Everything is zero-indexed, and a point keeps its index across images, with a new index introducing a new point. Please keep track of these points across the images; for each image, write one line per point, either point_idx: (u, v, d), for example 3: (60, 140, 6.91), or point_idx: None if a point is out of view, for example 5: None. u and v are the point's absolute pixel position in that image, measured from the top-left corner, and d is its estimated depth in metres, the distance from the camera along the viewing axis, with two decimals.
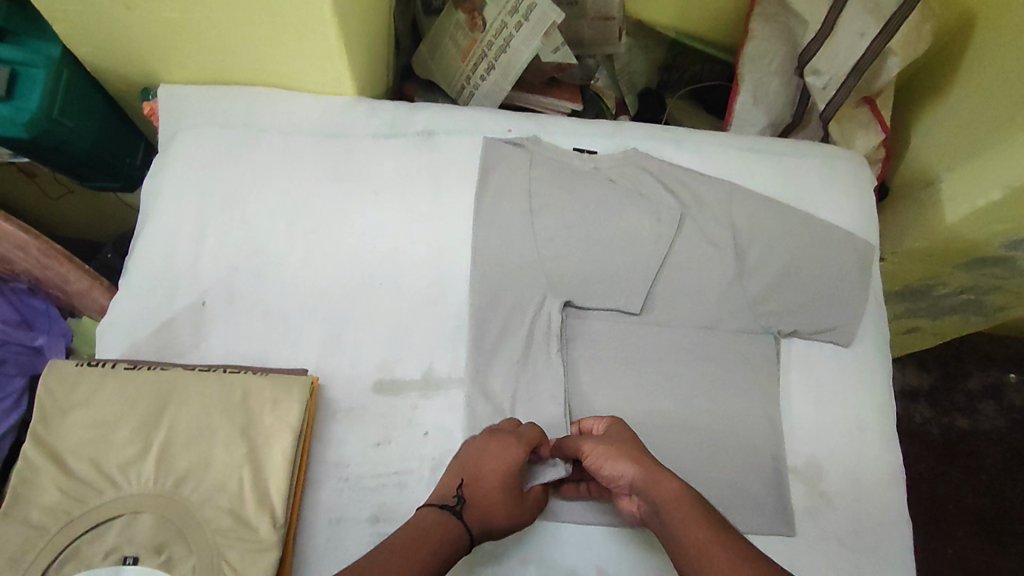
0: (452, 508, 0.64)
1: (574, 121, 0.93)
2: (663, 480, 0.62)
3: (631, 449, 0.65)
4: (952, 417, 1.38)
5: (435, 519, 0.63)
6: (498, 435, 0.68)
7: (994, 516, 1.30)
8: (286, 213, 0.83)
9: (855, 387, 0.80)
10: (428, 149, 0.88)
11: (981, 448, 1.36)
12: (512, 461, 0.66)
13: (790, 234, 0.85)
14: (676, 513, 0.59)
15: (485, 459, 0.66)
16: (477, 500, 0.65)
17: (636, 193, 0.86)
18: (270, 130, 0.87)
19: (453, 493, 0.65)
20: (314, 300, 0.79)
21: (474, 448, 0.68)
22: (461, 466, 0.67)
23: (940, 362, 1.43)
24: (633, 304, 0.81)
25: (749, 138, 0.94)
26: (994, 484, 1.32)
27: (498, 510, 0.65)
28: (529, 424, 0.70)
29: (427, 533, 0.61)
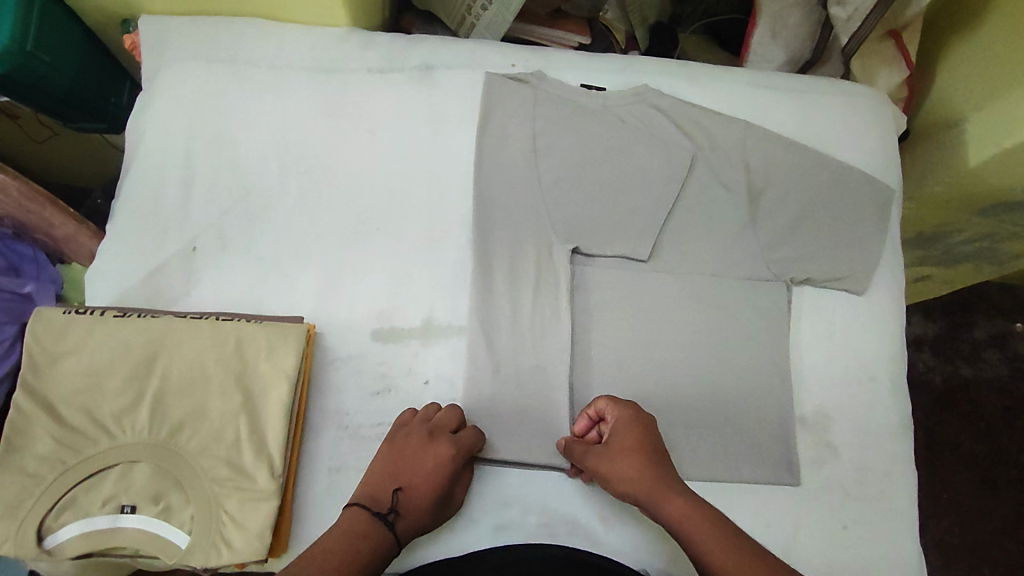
0: (384, 517, 0.62)
1: (581, 55, 0.87)
2: (670, 500, 0.59)
3: (637, 464, 0.62)
4: (955, 365, 1.37)
5: (367, 529, 0.60)
6: (438, 438, 0.65)
7: (990, 463, 1.31)
8: (277, 154, 0.79)
9: (867, 336, 0.78)
10: (427, 86, 0.83)
11: (982, 396, 1.35)
12: (446, 471, 0.65)
13: (807, 177, 0.81)
14: (688, 540, 0.56)
15: (422, 464, 0.64)
16: (409, 510, 0.63)
17: (646, 133, 0.82)
18: (259, 65, 0.82)
19: (386, 498, 0.63)
20: (308, 246, 0.75)
21: (412, 450, 0.65)
22: (395, 467, 0.65)
23: (947, 311, 1.40)
24: (640, 251, 0.77)
25: (767, 75, 0.88)
26: (993, 432, 1.32)
27: (424, 519, 0.64)
28: (468, 430, 0.67)
29: (363, 546, 0.59)
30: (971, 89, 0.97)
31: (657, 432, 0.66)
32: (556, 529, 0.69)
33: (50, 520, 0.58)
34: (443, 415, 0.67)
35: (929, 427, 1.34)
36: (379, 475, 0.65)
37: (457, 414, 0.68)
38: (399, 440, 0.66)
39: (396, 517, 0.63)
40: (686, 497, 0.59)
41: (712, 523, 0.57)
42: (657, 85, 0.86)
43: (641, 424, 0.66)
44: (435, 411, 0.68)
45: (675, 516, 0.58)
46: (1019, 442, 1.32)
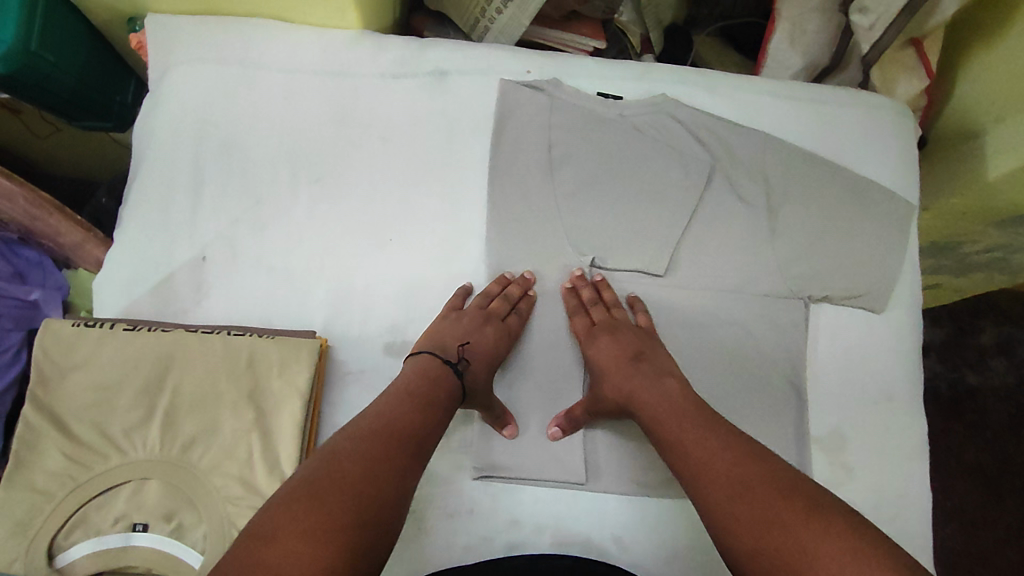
0: (455, 365, 0.65)
1: (598, 62, 0.85)
2: (644, 396, 0.64)
3: (605, 383, 0.67)
4: (962, 372, 1.36)
5: (440, 372, 0.64)
6: (494, 319, 0.70)
7: (993, 470, 1.31)
8: (288, 160, 0.77)
9: (884, 355, 0.77)
10: (441, 92, 0.81)
11: (988, 403, 1.35)
12: (502, 346, 0.70)
13: (826, 192, 0.80)
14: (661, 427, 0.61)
15: (483, 335, 0.68)
16: (476, 366, 0.67)
17: (664, 144, 0.80)
18: (269, 68, 0.80)
19: (454, 350, 0.67)
20: (320, 255, 0.74)
21: (476, 317, 0.69)
22: (461, 327, 0.69)
23: (954, 318, 1.40)
24: (657, 266, 0.77)
25: (787, 84, 0.87)
26: (997, 439, 1.32)
27: (487, 379, 0.67)
28: (516, 316, 0.72)
29: (433, 391, 0.62)
30: (992, 100, 0.96)
31: (626, 340, 0.69)
32: (570, 548, 0.69)
33: (60, 538, 0.57)
34: (497, 303, 0.71)
35: (933, 432, 1.34)
36: (445, 332, 0.68)
37: (519, 288, 0.73)
38: (457, 316, 0.70)
39: (465, 366, 0.66)
40: (655, 395, 0.64)
41: (679, 419, 0.61)
42: (674, 95, 0.84)
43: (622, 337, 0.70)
44: (500, 282, 0.73)
45: (651, 416, 0.63)
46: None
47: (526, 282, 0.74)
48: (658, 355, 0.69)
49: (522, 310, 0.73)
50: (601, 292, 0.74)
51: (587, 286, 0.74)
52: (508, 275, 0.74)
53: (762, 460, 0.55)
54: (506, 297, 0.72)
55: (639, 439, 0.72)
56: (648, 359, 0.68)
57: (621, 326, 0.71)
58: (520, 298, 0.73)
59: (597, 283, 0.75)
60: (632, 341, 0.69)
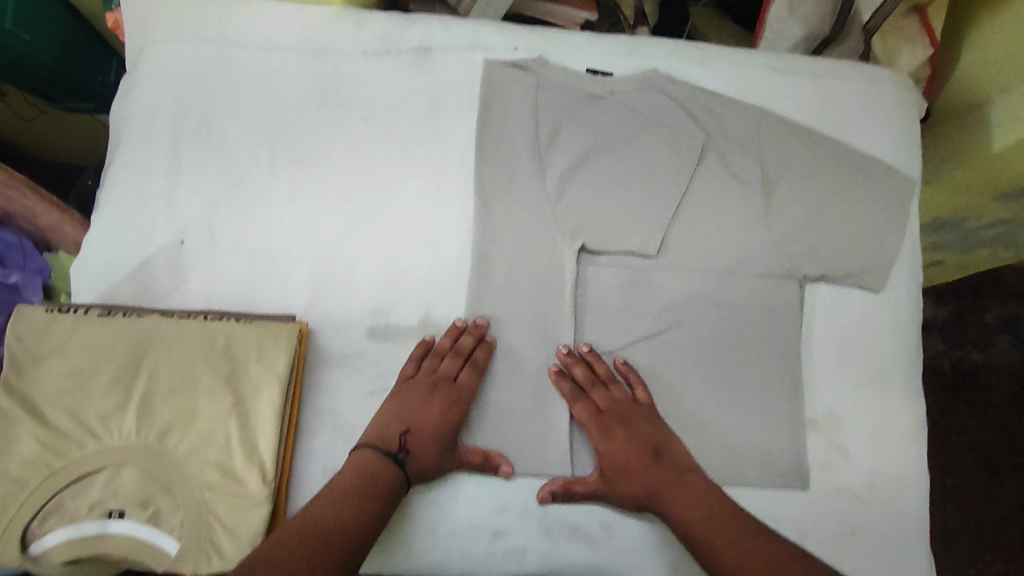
0: (394, 456, 0.63)
1: (587, 35, 0.83)
2: (679, 500, 0.63)
3: (628, 484, 0.66)
4: (965, 351, 1.34)
5: (379, 467, 0.62)
6: (442, 386, 0.67)
7: (997, 450, 1.29)
8: (268, 141, 0.76)
9: (881, 333, 0.75)
10: (424, 68, 0.79)
11: (992, 382, 1.32)
12: (453, 413, 0.67)
13: (822, 170, 0.78)
14: (699, 536, 0.60)
15: (428, 409, 0.66)
16: (420, 449, 0.64)
17: (654, 121, 0.78)
18: (249, 46, 0.78)
19: (395, 438, 0.64)
20: (302, 238, 0.73)
21: (418, 396, 0.66)
22: (405, 411, 0.65)
23: (957, 295, 1.38)
24: (647, 245, 0.75)
25: (783, 57, 0.84)
26: (1001, 418, 1.30)
27: (437, 458, 0.65)
28: (470, 368, 0.68)
29: (375, 485, 0.60)
30: (994, 69, 0.93)
31: (643, 432, 0.67)
32: (556, 535, 0.67)
33: (35, 525, 0.56)
34: (448, 361, 0.68)
35: (934, 412, 1.33)
36: (388, 417, 0.65)
37: (472, 338, 0.69)
38: (404, 389, 0.67)
39: (406, 456, 0.63)
40: (688, 504, 0.63)
41: (715, 529, 0.60)
42: (666, 68, 0.81)
43: (635, 424, 0.68)
44: (452, 333, 0.69)
45: (682, 522, 0.62)
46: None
47: (479, 330, 0.70)
48: (677, 446, 0.68)
49: (478, 359, 0.69)
50: (593, 365, 0.71)
51: (577, 364, 0.70)
52: (462, 319, 0.71)
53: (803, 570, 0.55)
54: (458, 353, 0.69)
55: None
56: (667, 453, 0.66)
57: (632, 415, 0.68)
58: (475, 347, 0.70)
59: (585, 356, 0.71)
60: (648, 434, 0.67)
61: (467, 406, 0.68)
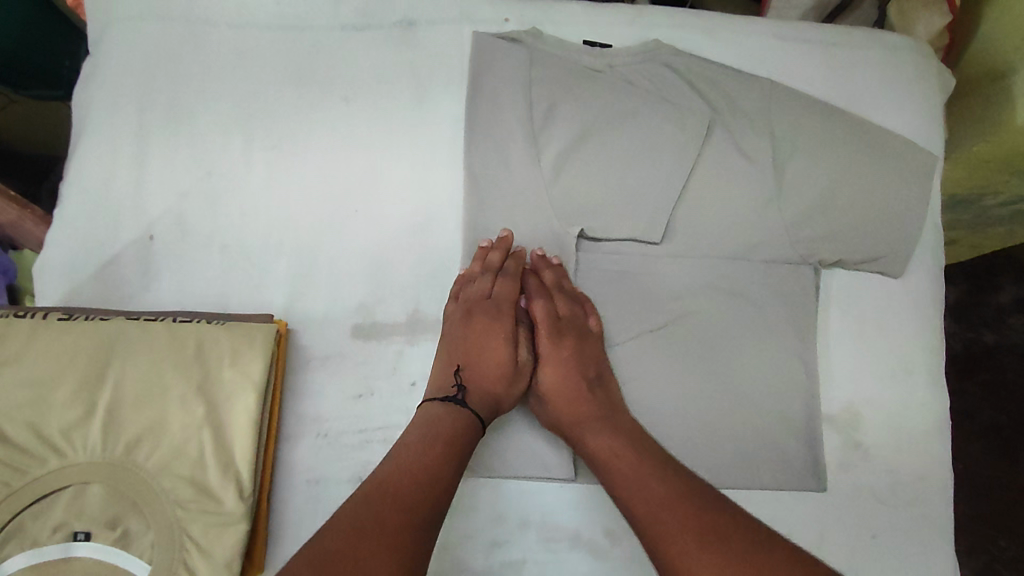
0: (455, 396, 0.60)
1: (583, 5, 0.77)
2: (601, 431, 0.60)
3: (558, 400, 0.63)
4: (978, 332, 1.30)
5: (441, 411, 0.59)
6: (479, 308, 0.65)
7: (1012, 433, 1.25)
8: (241, 126, 0.70)
9: (902, 322, 0.70)
10: (409, 44, 0.73)
11: (1007, 363, 1.28)
12: (501, 330, 0.65)
13: (837, 148, 0.72)
14: (612, 465, 0.57)
15: (474, 335, 0.64)
16: (476, 378, 0.62)
17: (657, 97, 0.73)
18: (218, 23, 0.72)
19: (451, 380, 0.62)
20: (278, 231, 0.68)
21: (460, 329, 0.64)
22: (451, 349, 0.63)
23: (969, 274, 1.33)
24: (651, 233, 0.70)
25: (794, 24, 0.78)
26: (1016, 400, 1.26)
27: (502, 382, 0.63)
28: (503, 279, 0.66)
29: (441, 426, 0.58)
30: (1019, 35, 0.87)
31: (590, 357, 0.65)
32: (558, 544, 0.63)
33: None
34: (479, 282, 0.66)
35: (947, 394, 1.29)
36: (438, 362, 0.63)
37: (498, 253, 0.67)
38: (445, 325, 0.65)
39: (464, 393, 0.61)
40: (609, 434, 0.60)
41: (637, 459, 0.57)
42: (670, 39, 0.75)
43: (586, 347, 0.65)
44: (478, 256, 0.67)
45: (596, 450, 0.59)
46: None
47: (505, 242, 0.67)
48: (615, 384, 0.65)
49: (508, 270, 0.67)
50: (562, 279, 0.68)
51: (548, 269, 0.68)
52: (485, 240, 0.68)
53: (720, 507, 0.52)
54: (488, 270, 0.66)
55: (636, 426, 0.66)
56: (605, 383, 0.64)
57: (585, 336, 0.66)
58: (503, 259, 0.67)
59: (552, 265, 0.68)
60: (594, 360, 0.65)
61: (512, 321, 0.66)
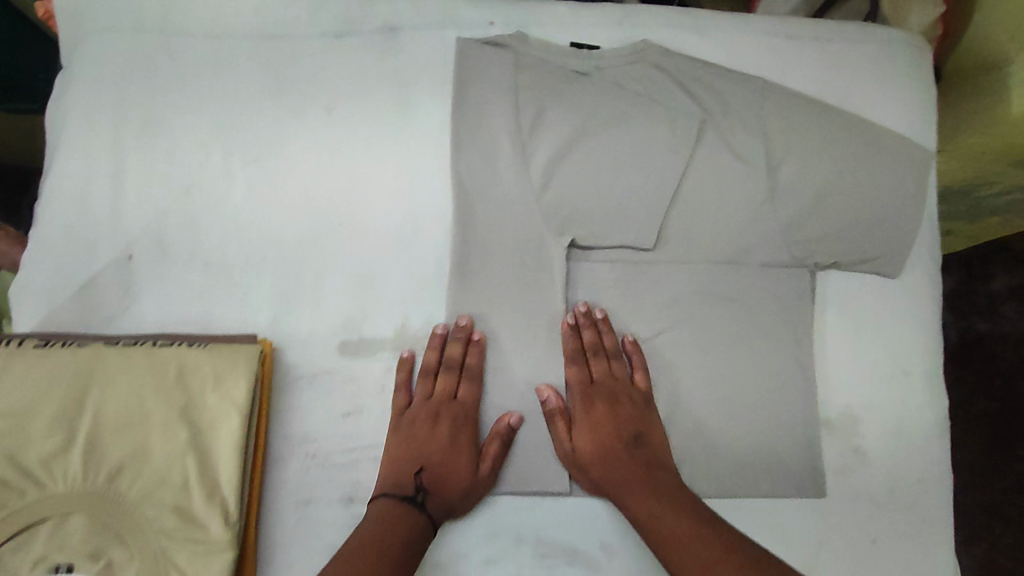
0: (413, 499, 0.58)
1: (569, 5, 0.75)
2: (641, 495, 0.59)
3: (596, 464, 0.62)
4: (971, 320, 1.28)
5: (400, 514, 0.57)
6: (444, 411, 0.63)
7: (1006, 421, 1.23)
8: (221, 140, 0.68)
9: (900, 324, 0.69)
10: (391, 51, 0.71)
11: (1000, 351, 1.25)
12: (464, 435, 0.63)
13: (831, 147, 0.71)
14: (655, 530, 0.57)
15: (436, 439, 0.62)
16: (437, 483, 0.60)
17: (646, 100, 0.71)
18: (194, 34, 0.70)
19: (411, 481, 0.60)
20: (261, 247, 0.66)
21: (421, 426, 0.62)
22: (412, 450, 0.61)
23: (962, 263, 1.31)
24: (643, 239, 0.68)
25: (788, 19, 0.75)
26: (1009, 388, 1.24)
27: (461, 486, 0.61)
28: (467, 381, 0.64)
29: (396, 532, 0.56)
30: (1015, 25, 0.85)
31: (626, 420, 0.64)
32: (553, 561, 0.62)
33: None
34: (442, 380, 0.64)
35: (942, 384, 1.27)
36: (394, 459, 0.61)
37: (459, 343, 0.64)
38: (406, 423, 0.63)
39: (425, 496, 0.59)
40: (653, 499, 0.59)
41: (679, 525, 0.56)
42: (659, 38, 0.74)
43: (623, 411, 0.64)
44: (435, 344, 0.64)
45: (638, 515, 0.59)
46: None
47: (466, 331, 0.64)
48: (659, 436, 0.64)
49: (471, 367, 0.64)
50: (602, 335, 0.66)
51: (589, 326, 0.66)
52: (442, 323, 0.65)
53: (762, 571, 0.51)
54: (450, 367, 0.64)
55: None
56: (647, 443, 0.63)
57: (622, 397, 0.65)
58: (465, 354, 0.64)
59: (593, 320, 0.66)
60: (631, 421, 0.64)
61: (477, 424, 0.64)
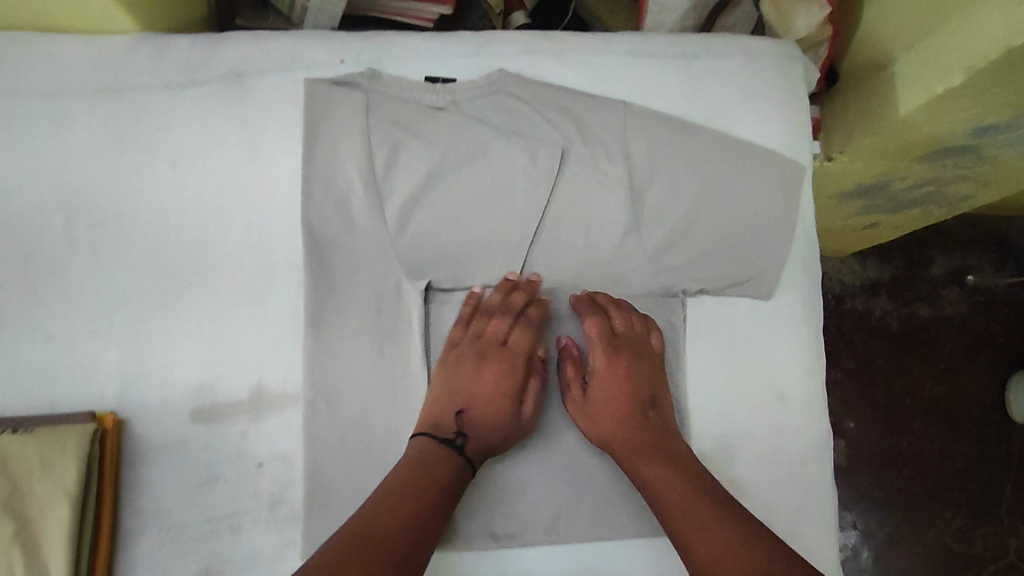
0: (454, 442, 0.62)
1: (423, 36, 0.72)
2: (650, 458, 0.62)
3: (606, 420, 0.65)
4: (913, 307, 1.33)
5: (438, 455, 0.61)
6: (491, 352, 0.66)
7: (951, 404, 1.30)
8: (61, 204, 0.66)
9: (774, 348, 0.68)
10: (239, 97, 0.69)
11: (940, 335, 1.32)
12: (511, 379, 0.66)
13: (698, 169, 0.69)
14: (664, 493, 0.60)
15: (482, 381, 0.66)
16: (476, 427, 0.64)
17: (506, 131, 0.69)
18: (28, 92, 0.67)
19: (452, 422, 0.63)
20: (108, 313, 0.64)
21: (468, 369, 0.66)
22: (459, 390, 0.65)
23: (904, 251, 1.35)
24: (504, 278, 0.68)
25: (650, 37, 0.73)
26: (952, 371, 1.31)
27: (500, 431, 0.64)
28: (521, 329, 0.67)
29: (434, 471, 0.59)
30: (897, 23, 0.83)
31: (643, 381, 0.66)
32: None
33: None
34: (497, 321, 0.66)
35: (890, 372, 1.31)
36: (442, 400, 0.64)
37: (524, 295, 0.67)
38: (454, 362, 0.66)
39: (464, 439, 0.63)
40: (660, 464, 0.62)
41: (692, 496, 0.59)
42: (517, 66, 0.71)
43: (643, 368, 0.67)
44: (504, 288, 0.67)
45: (649, 479, 0.61)
46: (979, 379, 1.30)
47: (533, 286, 0.68)
48: (669, 403, 0.66)
49: (531, 316, 0.67)
50: (618, 301, 0.69)
51: (602, 295, 0.69)
52: (513, 273, 0.68)
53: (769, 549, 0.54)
54: (507, 310, 0.66)
55: (503, 483, 0.65)
56: (659, 407, 0.66)
57: (643, 353, 0.67)
58: (528, 304, 0.67)
59: (601, 296, 0.69)
60: (647, 382, 0.66)
61: (525, 372, 0.67)
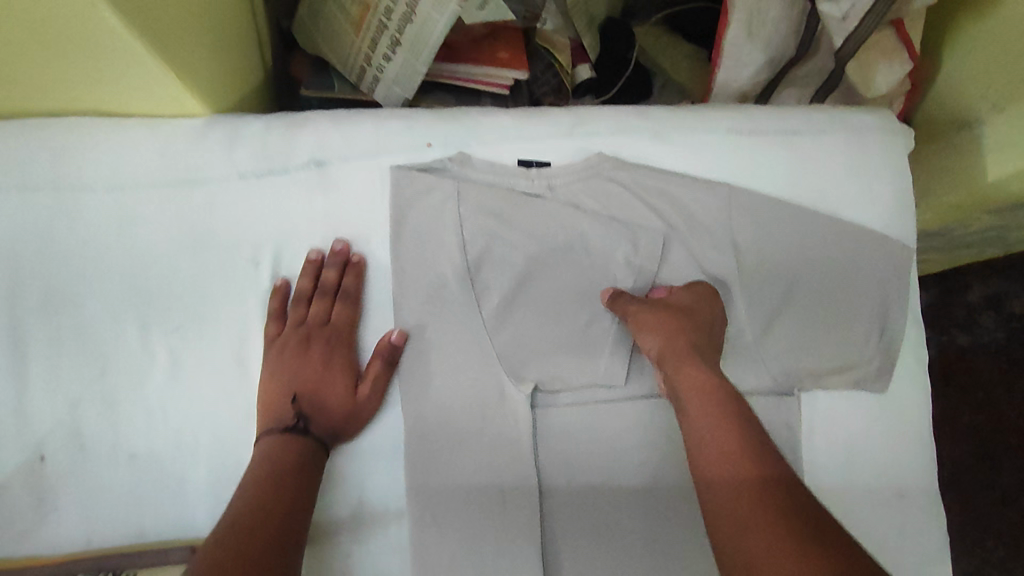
0: (295, 426, 0.58)
1: (515, 115, 0.67)
2: (692, 376, 0.57)
3: (664, 336, 0.60)
4: (951, 334, 1.17)
5: (282, 444, 0.56)
6: (315, 334, 0.62)
7: (992, 433, 1.14)
8: (135, 311, 0.61)
9: (890, 441, 0.66)
10: (320, 187, 0.64)
11: (978, 362, 1.16)
12: (337, 357, 0.62)
13: (810, 257, 0.66)
14: (696, 407, 0.55)
15: (311, 364, 0.61)
16: (313, 409, 0.59)
17: (606, 218, 0.65)
18: (93, 185, 0.62)
19: (288, 408, 0.59)
20: (193, 428, 0.59)
21: (291, 355, 0.61)
22: (287, 376, 0.60)
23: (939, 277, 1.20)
24: (614, 376, 0.64)
25: (751, 113, 0.69)
26: (990, 401, 1.15)
27: (342, 406, 0.60)
28: (342, 302, 0.63)
29: (284, 463, 0.55)
30: (983, 87, 0.81)
31: (708, 328, 0.61)
32: None
33: None
34: (317, 304, 0.62)
35: None
36: (269, 394, 0.60)
37: (335, 269, 0.63)
38: (277, 348, 0.61)
39: (306, 423, 0.58)
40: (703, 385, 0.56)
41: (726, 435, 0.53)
42: (615, 148, 0.67)
43: (708, 316, 0.62)
44: (309, 272, 0.63)
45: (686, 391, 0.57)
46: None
47: (342, 254, 0.63)
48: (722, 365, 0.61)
49: (348, 289, 0.63)
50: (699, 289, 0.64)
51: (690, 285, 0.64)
52: (317, 249, 0.64)
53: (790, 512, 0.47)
54: (324, 292, 0.63)
55: None
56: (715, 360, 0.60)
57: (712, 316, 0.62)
58: (342, 277, 0.63)
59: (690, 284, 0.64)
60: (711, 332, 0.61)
61: (351, 343, 0.63)
